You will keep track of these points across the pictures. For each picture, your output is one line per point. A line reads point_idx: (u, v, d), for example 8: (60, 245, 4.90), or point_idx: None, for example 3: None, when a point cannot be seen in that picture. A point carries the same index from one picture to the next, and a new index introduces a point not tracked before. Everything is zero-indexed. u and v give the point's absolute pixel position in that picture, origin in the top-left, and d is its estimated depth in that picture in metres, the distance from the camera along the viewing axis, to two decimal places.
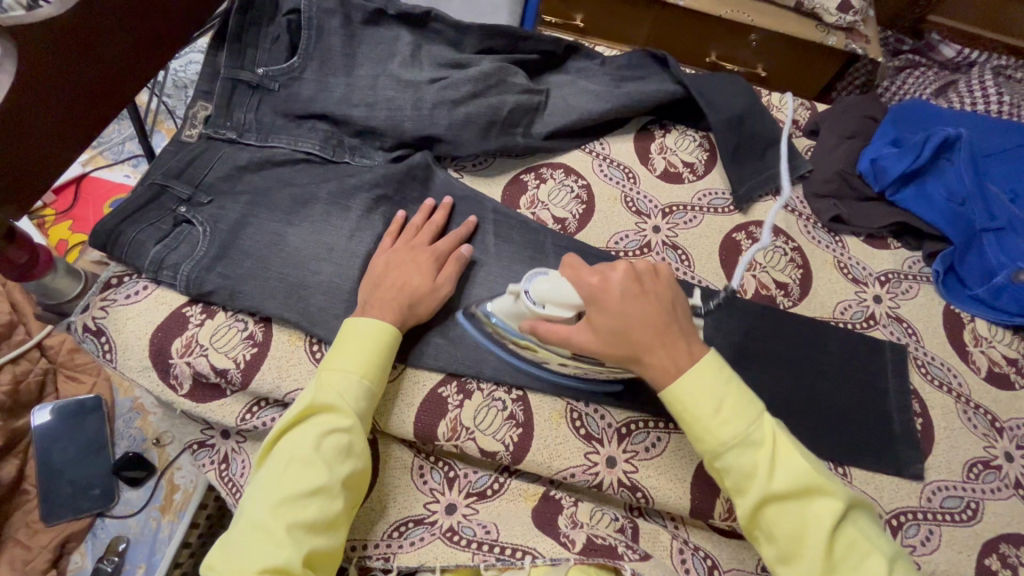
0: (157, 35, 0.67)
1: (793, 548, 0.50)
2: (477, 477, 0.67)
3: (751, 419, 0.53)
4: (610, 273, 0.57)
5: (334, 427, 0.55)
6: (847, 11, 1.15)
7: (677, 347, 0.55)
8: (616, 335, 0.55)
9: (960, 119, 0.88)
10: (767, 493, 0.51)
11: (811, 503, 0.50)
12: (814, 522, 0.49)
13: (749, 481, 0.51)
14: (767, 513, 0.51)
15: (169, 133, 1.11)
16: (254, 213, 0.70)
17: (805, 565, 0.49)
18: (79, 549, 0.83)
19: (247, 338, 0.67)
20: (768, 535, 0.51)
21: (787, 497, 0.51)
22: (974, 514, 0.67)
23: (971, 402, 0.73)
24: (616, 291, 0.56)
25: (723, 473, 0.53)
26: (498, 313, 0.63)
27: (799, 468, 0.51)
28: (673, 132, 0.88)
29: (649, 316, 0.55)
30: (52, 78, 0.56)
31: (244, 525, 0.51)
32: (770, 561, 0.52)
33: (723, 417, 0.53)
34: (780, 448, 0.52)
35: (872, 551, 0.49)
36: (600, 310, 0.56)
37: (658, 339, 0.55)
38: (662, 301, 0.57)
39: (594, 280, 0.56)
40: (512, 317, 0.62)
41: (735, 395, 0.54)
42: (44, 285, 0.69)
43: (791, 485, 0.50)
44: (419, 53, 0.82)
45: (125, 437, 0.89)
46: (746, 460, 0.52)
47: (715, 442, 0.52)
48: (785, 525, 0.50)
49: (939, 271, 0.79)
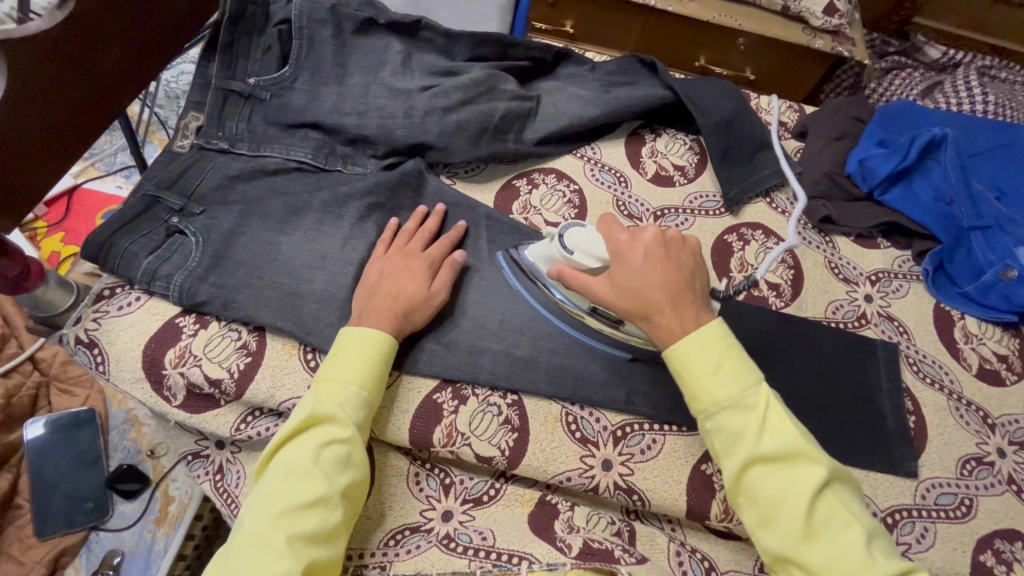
0: (146, 44, 0.67)
1: (773, 512, 0.50)
2: (473, 483, 0.67)
3: (747, 383, 0.54)
4: (640, 234, 0.60)
5: (332, 438, 0.55)
6: (832, 14, 1.17)
7: (689, 311, 0.57)
8: (631, 291, 0.58)
9: (948, 120, 0.89)
10: (753, 454, 0.51)
11: (797, 469, 0.51)
12: (796, 487, 0.50)
13: (737, 442, 0.52)
14: (751, 476, 0.52)
15: (161, 143, 1.10)
16: (247, 223, 0.70)
17: (783, 530, 0.50)
18: (74, 563, 0.82)
19: (240, 347, 0.67)
20: (750, 498, 0.52)
21: (772, 460, 0.51)
22: (969, 511, 0.67)
23: (963, 399, 0.74)
24: (640, 249, 0.59)
25: (713, 434, 0.54)
26: (533, 255, 0.67)
27: (788, 434, 0.51)
28: (663, 136, 0.88)
29: (667, 278, 0.57)
30: (42, 89, 0.56)
31: (243, 539, 0.51)
32: (751, 526, 0.52)
33: (720, 377, 0.54)
34: (773, 413, 0.52)
35: (851, 522, 0.49)
36: (622, 265, 0.59)
37: (671, 300, 0.57)
38: (684, 268, 0.59)
39: (623, 237, 0.60)
40: (544, 260, 0.66)
41: (736, 358, 0.55)
42: (36, 298, 0.69)
43: (779, 449, 0.51)
44: (410, 61, 0.82)
45: (119, 449, 0.88)
46: (737, 421, 0.53)
47: (708, 401, 0.54)
48: (767, 489, 0.51)
49: (928, 269, 0.80)
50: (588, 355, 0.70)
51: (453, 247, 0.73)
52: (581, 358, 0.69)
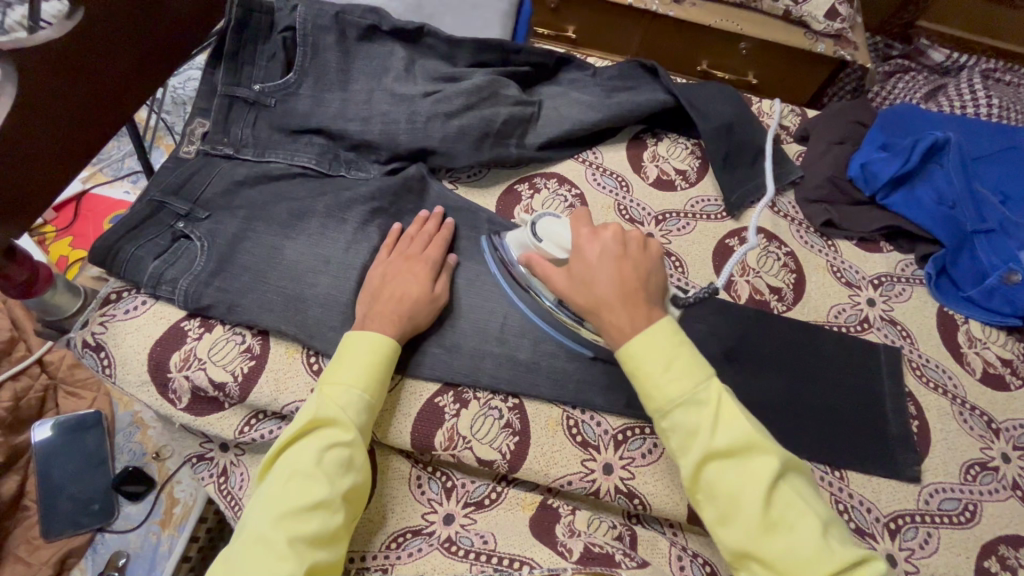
0: (153, 53, 0.69)
1: (731, 507, 0.50)
2: (475, 486, 0.67)
3: (699, 378, 0.53)
4: (601, 230, 0.62)
5: (336, 441, 0.55)
6: (835, 18, 1.17)
7: (639, 310, 0.56)
8: (584, 284, 0.59)
9: (951, 124, 0.89)
10: (708, 450, 0.51)
11: (749, 462, 0.50)
12: (751, 480, 0.50)
13: (691, 439, 0.52)
14: (707, 472, 0.51)
15: (168, 148, 1.10)
16: (251, 227, 0.71)
17: (741, 524, 0.49)
18: (80, 565, 0.82)
19: (244, 351, 0.67)
20: (709, 495, 0.51)
21: (726, 456, 0.51)
22: (973, 516, 0.67)
23: (967, 403, 0.74)
24: (597, 245, 0.60)
25: (668, 432, 0.53)
26: (510, 241, 0.70)
27: (741, 429, 0.51)
28: (665, 140, 0.89)
29: (619, 276, 0.58)
30: (52, 98, 0.57)
31: (247, 540, 0.51)
32: (710, 523, 0.52)
33: (671, 375, 0.53)
34: (725, 408, 0.52)
35: (806, 512, 0.49)
36: (578, 257, 0.60)
37: (621, 299, 0.57)
38: (639, 268, 0.59)
39: (584, 234, 0.62)
40: (517, 249, 0.69)
41: (688, 355, 0.54)
42: (44, 302, 0.69)
43: (731, 444, 0.51)
44: (413, 68, 0.83)
45: (125, 451, 0.89)
46: (692, 419, 0.52)
47: (663, 400, 0.53)
48: (723, 485, 0.51)
49: (930, 273, 0.80)
50: (589, 359, 0.70)
51: (447, 247, 0.74)
52: (581, 362, 0.70)
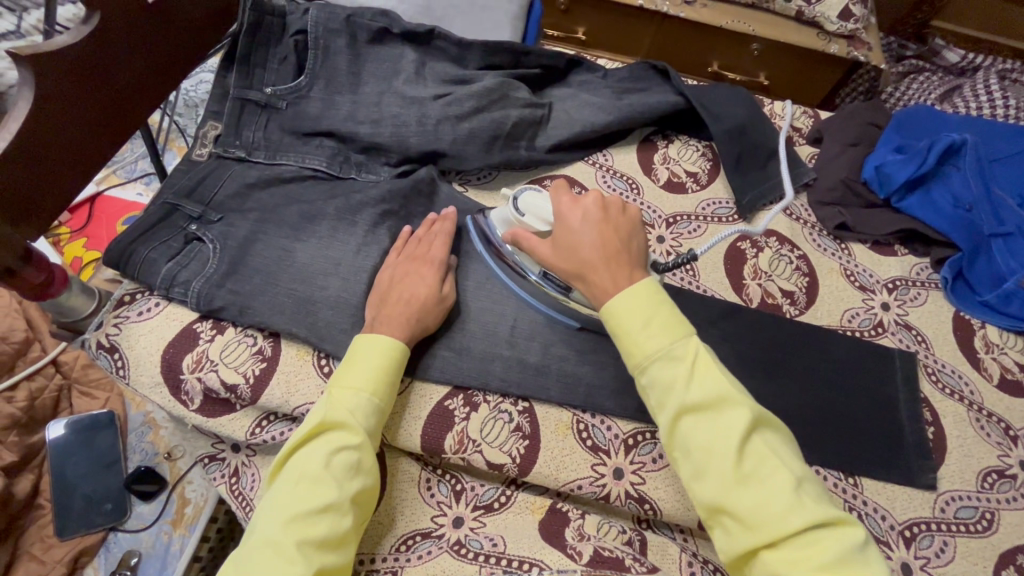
0: (167, 57, 0.69)
1: (705, 462, 0.50)
2: (484, 490, 0.67)
3: (677, 335, 0.54)
4: (582, 198, 0.63)
5: (344, 444, 0.55)
6: (848, 19, 1.16)
7: (621, 270, 0.58)
8: (570, 251, 0.61)
9: (967, 125, 0.88)
10: (682, 404, 0.51)
11: (723, 416, 0.50)
12: (724, 434, 0.49)
13: (668, 394, 0.52)
14: (683, 427, 0.52)
15: (181, 151, 1.11)
16: (263, 230, 0.71)
17: (715, 479, 0.49)
18: (93, 563, 0.82)
19: (256, 353, 0.68)
20: (685, 450, 0.51)
21: (701, 410, 0.51)
22: (990, 525, 0.66)
23: (984, 410, 0.73)
24: (580, 212, 0.62)
25: (648, 389, 0.54)
26: (492, 222, 0.72)
27: (716, 382, 0.51)
28: (676, 142, 0.88)
29: (601, 240, 0.59)
30: (69, 102, 0.58)
31: (256, 543, 0.51)
32: (686, 480, 0.52)
33: (650, 330, 0.54)
34: (701, 363, 0.52)
35: (779, 467, 0.48)
36: (563, 226, 0.62)
37: (605, 260, 0.58)
38: (621, 232, 0.61)
39: (565, 201, 0.63)
40: (500, 225, 0.70)
41: (667, 312, 0.55)
42: (60, 305, 0.68)
43: (706, 397, 0.51)
44: (423, 70, 0.83)
45: (137, 451, 0.89)
46: (667, 373, 0.52)
47: (640, 355, 0.54)
48: (698, 439, 0.50)
49: (946, 277, 0.79)
50: (599, 364, 0.70)
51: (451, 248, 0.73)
52: (591, 366, 0.70)
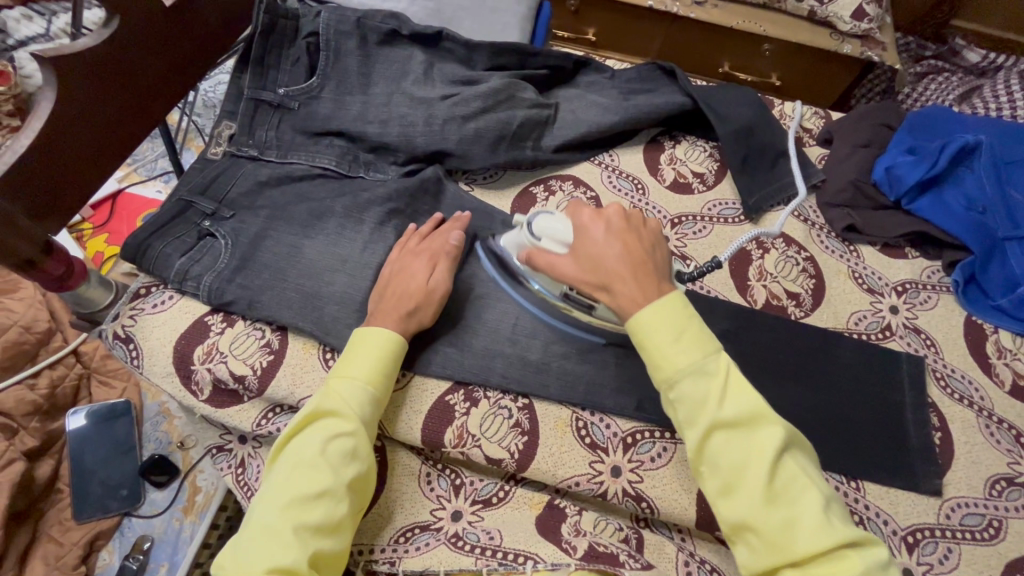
0: (183, 59, 0.71)
1: (736, 478, 0.50)
2: (483, 484, 0.68)
3: (708, 350, 0.54)
4: (603, 211, 0.61)
5: (338, 431, 0.57)
6: (861, 19, 1.14)
7: (649, 282, 0.56)
8: (591, 261, 0.59)
9: (984, 126, 0.86)
10: (715, 421, 0.51)
11: (757, 434, 0.51)
12: (758, 452, 0.50)
13: (700, 410, 0.52)
14: (713, 443, 0.52)
15: (198, 150, 1.15)
16: (273, 226, 0.73)
17: (745, 497, 0.49)
18: (107, 546, 0.85)
19: (264, 346, 0.70)
20: (713, 465, 0.52)
21: (733, 427, 0.51)
22: (997, 533, 0.64)
23: (994, 416, 0.71)
24: (603, 224, 0.60)
25: (676, 404, 0.53)
26: (507, 244, 0.69)
27: (750, 400, 0.52)
28: (683, 143, 0.88)
29: (626, 250, 0.58)
30: (89, 102, 0.60)
31: (256, 527, 0.53)
32: (712, 496, 0.52)
33: (680, 345, 0.53)
34: (734, 378, 0.53)
35: (810, 487, 0.49)
36: (583, 237, 0.60)
37: (633, 271, 0.57)
38: (645, 242, 0.60)
39: (587, 214, 0.61)
40: (515, 247, 0.68)
41: (697, 327, 0.54)
42: (77, 296, 0.70)
43: (740, 414, 0.51)
44: (431, 72, 0.84)
45: (151, 440, 0.92)
46: (700, 388, 0.52)
47: (671, 368, 0.53)
48: (728, 455, 0.51)
49: (957, 281, 0.78)
50: (598, 363, 0.70)
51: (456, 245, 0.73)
52: (591, 365, 0.70)
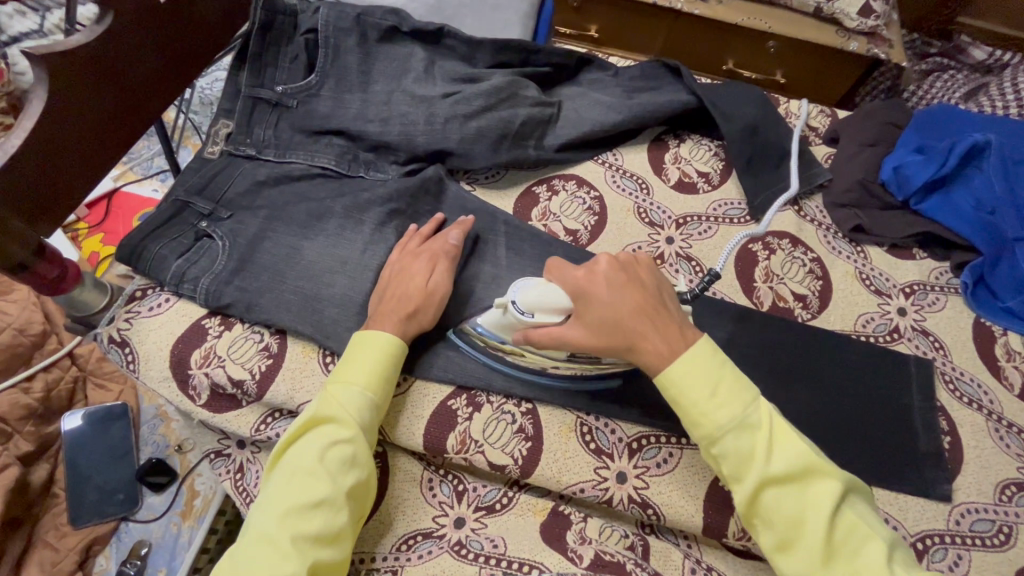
0: (178, 57, 0.70)
1: (794, 534, 0.50)
2: (486, 491, 0.67)
3: (747, 401, 0.53)
4: (595, 265, 0.58)
5: (336, 438, 0.56)
6: (868, 15, 1.12)
7: (670, 330, 0.55)
8: (607, 326, 0.56)
9: (993, 124, 0.85)
10: (764, 477, 0.50)
11: (809, 486, 0.50)
12: (813, 506, 0.49)
13: (747, 465, 0.51)
14: (765, 498, 0.51)
15: (195, 148, 1.13)
16: (271, 227, 0.72)
17: (805, 553, 0.49)
18: (104, 551, 0.84)
19: (263, 349, 0.68)
20: (767, 522, 0.51)
21: (783, 481, 0.50)
22: (1008, 539, 0.64)
23: (1004, 420, 0.70)
24: (602, 280, 0.57)
25: (720, 460, 0.52)
26: (489, 327, 0.65)
27: (797, 450, 0.51)
28: (688, 142, 0.87)
29: (637, 302, 0.56)
30: (81, 101, 0.59)
31: (252, 536, 0.52)
32: (769, 551, 0.51)
33: (719, 400, 0.52)
34: (777, 429, 0.52)
35: (871, 535, 0.49)
36: (587, 302, 0.57)
37: (652, 323, 0.55)
38: (650, 286, 0.57)
39: (578, 274, 0.58)
40: (501, 327, 0.64)
41: (732, 377, 0.53)
42: (72, 299, 0.69)
43: (789, 468, 0.50)
44: (432, 69, 0.83)
45: (149, 443, 0.91)
46: (744, 444, 0.51)
47: (713, 426, 0.52)
48: (783, 511, 0.50)
49: (966, 282, 0.77)
50: None
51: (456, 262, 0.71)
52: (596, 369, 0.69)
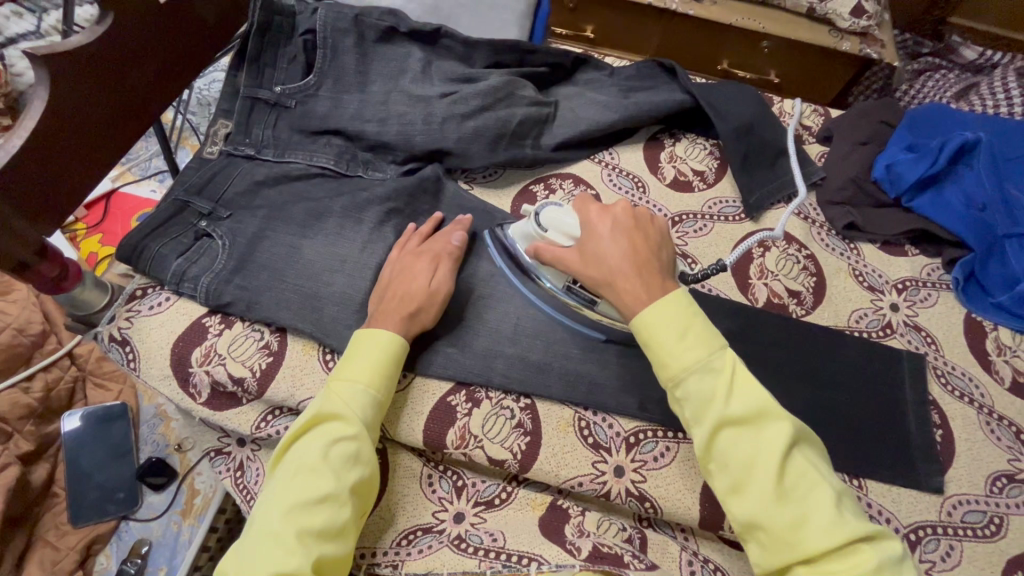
0: (178, 57, 0.70)
1: (746, 476, 0.50)
2: (486, 486, 0.68)
3: (713, 347, 0.53)
4: (611, 208, 0.61)
5: (340, 435, 0.56)
6: (861, 16, 1.14)
7: (653, 280, 0.56)
8: (596, 258, 0.59)
9: (983, 124, 0.86)
10: (722, 418, 0.50)
11: (765, 431, 0.50)
12: (767, 449, 0.49)
13: (707, 407, 0.51)
14: (722, 439, 0.51)
15: (193, 148, 1.13)
16: (271, 227, 0.72)
17: (755, 494, 0.49)
18: (105, 551, 0.85)
19: (262, 347, 0.69)
20: (722, 464, 0.51)
21: (741, 424, 0.51)
22: (999, 530, 0.65)
23: (994, 413, 0.71)
24: (609, 221, 0.60)
25: (683, 402, 0.53)
26: (512, 235, 0.70)
27: (756, 396, 0.51)
28: (683, 141, 0.88)
29: (631, 247, 0.58)
30: (83, 101, 0.59)
31: (258, 534, 0.52)
32: (721, 493, 0.51)
33: (685, 343, 0.53)
34: (740, 376, 0.52)
35: (820, 482, 0.49)
36: (588, 234, 0.60)
37: (636, 269, 0.56)
38: (652, 241, 0.59)
39: (594, 210, 0.61)
40: (522, 238, 0.68)
41: (701, 325, 0.54)
42: (72, 298, 0.69)
43: (748, 411, 0.50)
44: (430, 69, 0.84)
45: (148, 442, 0.91)
46: (706, 386, 0.52)
47: (676, 367, 0.52)
48: (737, 453, 0.50)
49: (957, 278, 0.78)
50: (600, 363, 0.70)
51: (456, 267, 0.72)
52: (594, 365, 0.70)
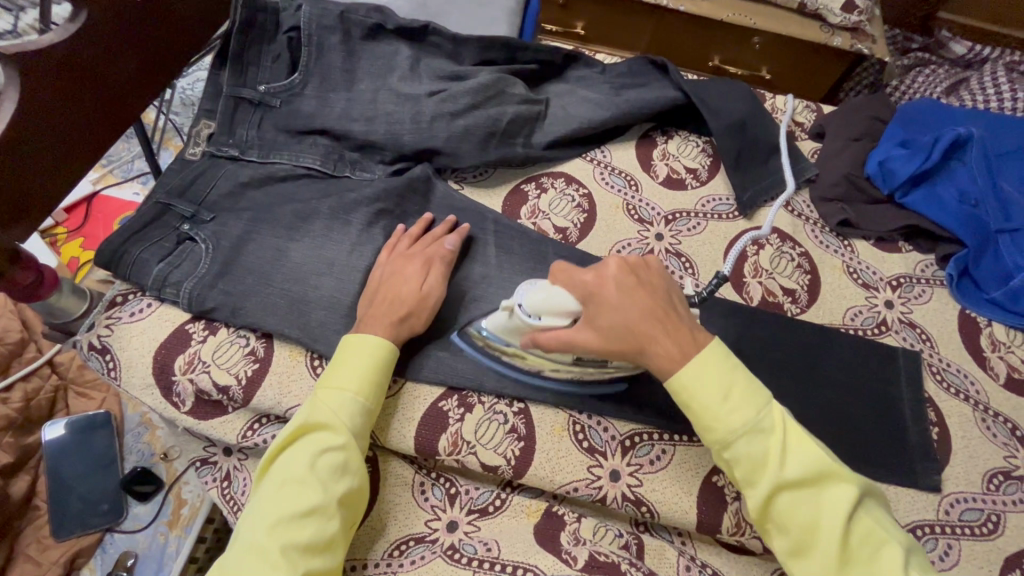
0: (156, 56, 0.68)
1: (808, 539, 0.50)
2: (479, 493, 0.66)
3: (759, 405, 0.53)
4: (604, 269, 0.56)
5: (328, 445, 0.55)
6: (851, 11, 1.14)
7: (683, 334, 0.54)
8: (617, 331, 0.54)
9: (975, 119, 0.86)
10: (778, 481, 0.50)
11: (825, 491, 0.50)
12: (828, 512, 0.49)
13: (760, 469, 0.51)
14: (779, 502, 0.51)
15: (176, 149, 1.11)
16: (256, 230, 0.71)
17: (819, 559, 0.49)
18: (89, 564, 0.82)
19: (249, 354, 0.67)
20: (780, 526, 0.51)
21: (799, 486, 0.50)
22: (996, 527, 0.64)
23: (990, 410, 0.71)
24: (612, 284, 0.55)
25: (732, 464, 0.53)
26: (497, 330, 0.63)
27: (812, 455, 0.51)
28: (675, 138, 0.87)
29: (646, 307, 0.55)
30: (55, 102, 0.57)
31: (242, 548, 0.51)
32: (784, 556, 0.52)
33: (731, 404, 0.52)
34: (791, 435, 0.52)
35: (887, 541, 0.48)
36: (598, 307, 0.55)
37: (664, 329, 0.54)
38: (659, 291, 0.56)
39: (588, 276, 0.56)
40: (511, 331, 0.62)
41: (743, 381, 0.53)
42: (50, 305, 0.67)
43: (805, 473, 0.50)
44: (418, 67, 0.82)
45: (134, 451, 0.89)
46: (756, 448, 0.51)
47: (725, 431, 0.52)
48: (798, 517, 0.50)
49: (952, 274, 0.77)
50: None
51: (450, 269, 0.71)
52: None
